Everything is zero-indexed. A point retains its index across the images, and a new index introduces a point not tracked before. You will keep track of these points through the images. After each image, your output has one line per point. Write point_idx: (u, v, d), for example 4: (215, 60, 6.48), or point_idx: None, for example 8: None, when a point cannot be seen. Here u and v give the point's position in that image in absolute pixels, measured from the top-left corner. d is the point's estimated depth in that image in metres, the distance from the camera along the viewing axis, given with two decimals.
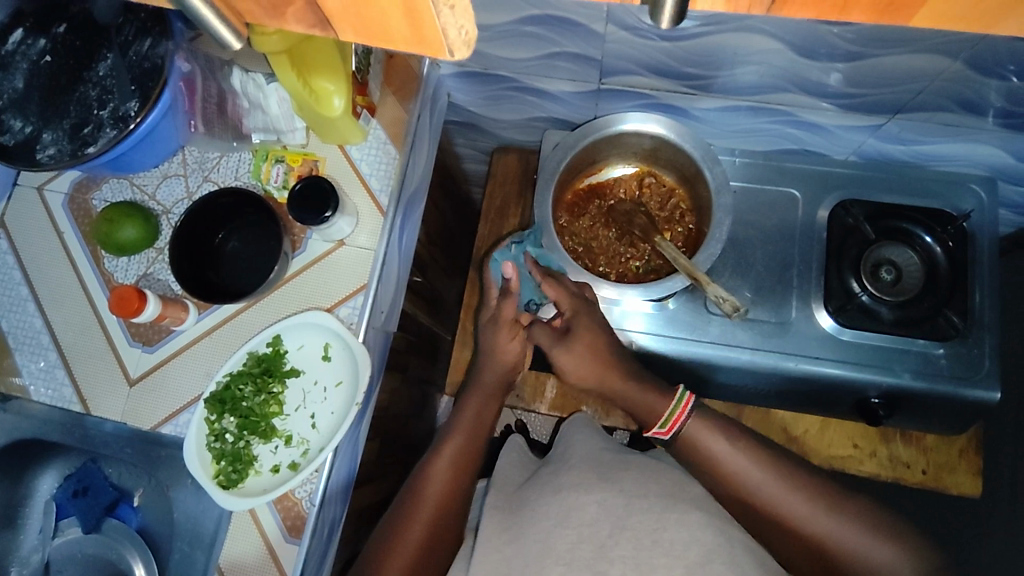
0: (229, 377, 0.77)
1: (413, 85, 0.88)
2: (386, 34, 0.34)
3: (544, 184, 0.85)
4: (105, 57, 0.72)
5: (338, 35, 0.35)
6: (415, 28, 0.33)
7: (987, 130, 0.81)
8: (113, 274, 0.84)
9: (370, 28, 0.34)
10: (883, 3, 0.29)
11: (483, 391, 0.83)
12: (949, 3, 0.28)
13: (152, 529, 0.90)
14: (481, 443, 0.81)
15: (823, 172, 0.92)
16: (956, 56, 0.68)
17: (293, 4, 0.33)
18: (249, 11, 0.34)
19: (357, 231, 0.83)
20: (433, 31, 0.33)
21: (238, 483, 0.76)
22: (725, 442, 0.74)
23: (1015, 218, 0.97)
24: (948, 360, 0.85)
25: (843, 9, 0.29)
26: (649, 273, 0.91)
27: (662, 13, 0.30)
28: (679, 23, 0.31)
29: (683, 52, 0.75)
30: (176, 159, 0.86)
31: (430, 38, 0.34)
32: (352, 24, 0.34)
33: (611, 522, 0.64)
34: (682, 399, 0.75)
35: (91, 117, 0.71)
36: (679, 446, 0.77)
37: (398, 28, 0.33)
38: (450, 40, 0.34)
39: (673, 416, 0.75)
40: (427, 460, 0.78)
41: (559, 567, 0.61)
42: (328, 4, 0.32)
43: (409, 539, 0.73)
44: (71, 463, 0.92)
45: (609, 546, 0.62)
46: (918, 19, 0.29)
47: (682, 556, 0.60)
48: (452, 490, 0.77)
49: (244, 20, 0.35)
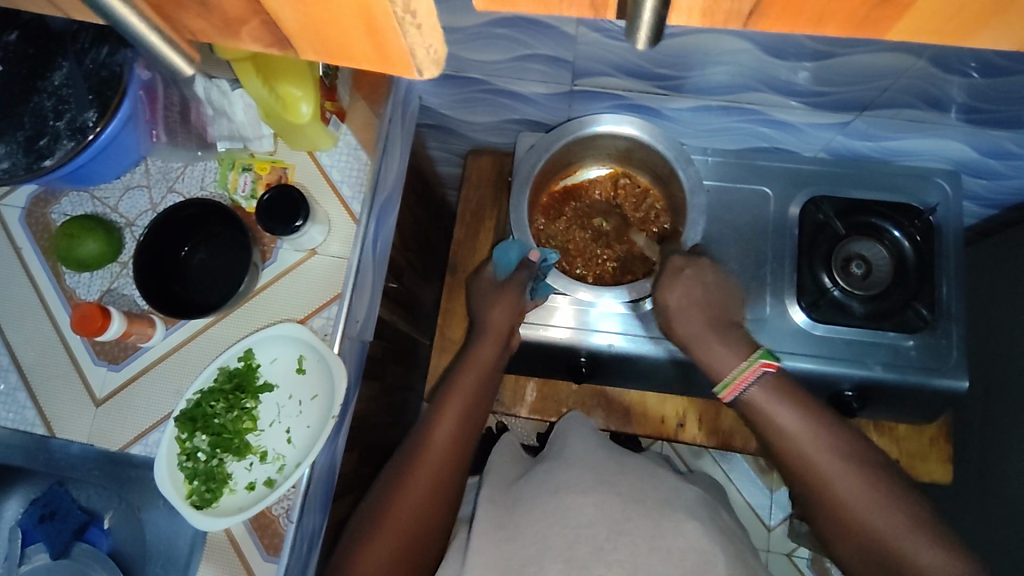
0: (200, 394, 0.75)
1: (384, 89, 0.86)
2: (347, 52, 0.34)
3: (519, 188, 0.85)
4: (59, 65, 0.69)
5: (297, 54, 0.34)
6: (378, 46, 0.32)
7: (951, 126, 0.83)
8: (75, 291, 0.81)
9: (331, 47, 0.33)
10: (858, 14, 0.29)
11: (488, 337, 0.81)
12: (923, 16, 0.28)
13: (123, 551, 0.87)
14: (477, 410, 0.77)
15: (794, 169, 0.93)
16: (920, 53, 0.69)
17: (248, 23, 0.32)
18: (197, 28, 0.32)
19: (328, 239, 0.81)
20: (401, 49, 0.32)
21: (212, 502, 0.74)
22: (800, 417, 0.68)
23: (980, 210, 1.00)
24: (918, 351, 0.86)
25: (818, 22, 0.29)
26: (626, 274, 0.91)
27: (639, 33, 0.30)
28: (656, 41, 0.31)
29: (653, 53, 0.75)
30: (139, 170, 0.83)
31: (396, 56, 0.33)
32: (314, 45, 0.33)
33: (608, 525, 0.62)
34: (753, 364, 0.71)
35: (46, 128, 0.68)
36: (747, 411, 0.71)
37: (360, 46, 0.33)
38: (417, 56, 0.33)
39: (738, 378, 0.71)
40: (421, 437, 0.73)
41: (558, 565, 0.60)
42: (282, 23, 0.31)
43: (391, 534, 0.67)
44: (35, 487, 0.88)
45: (607, 551, 0.60)
46: (895, 31, 0.29)
47: (679, 562, 0.60)
48: (448, 473, 0.72)
49: (193, 38, 0.34)
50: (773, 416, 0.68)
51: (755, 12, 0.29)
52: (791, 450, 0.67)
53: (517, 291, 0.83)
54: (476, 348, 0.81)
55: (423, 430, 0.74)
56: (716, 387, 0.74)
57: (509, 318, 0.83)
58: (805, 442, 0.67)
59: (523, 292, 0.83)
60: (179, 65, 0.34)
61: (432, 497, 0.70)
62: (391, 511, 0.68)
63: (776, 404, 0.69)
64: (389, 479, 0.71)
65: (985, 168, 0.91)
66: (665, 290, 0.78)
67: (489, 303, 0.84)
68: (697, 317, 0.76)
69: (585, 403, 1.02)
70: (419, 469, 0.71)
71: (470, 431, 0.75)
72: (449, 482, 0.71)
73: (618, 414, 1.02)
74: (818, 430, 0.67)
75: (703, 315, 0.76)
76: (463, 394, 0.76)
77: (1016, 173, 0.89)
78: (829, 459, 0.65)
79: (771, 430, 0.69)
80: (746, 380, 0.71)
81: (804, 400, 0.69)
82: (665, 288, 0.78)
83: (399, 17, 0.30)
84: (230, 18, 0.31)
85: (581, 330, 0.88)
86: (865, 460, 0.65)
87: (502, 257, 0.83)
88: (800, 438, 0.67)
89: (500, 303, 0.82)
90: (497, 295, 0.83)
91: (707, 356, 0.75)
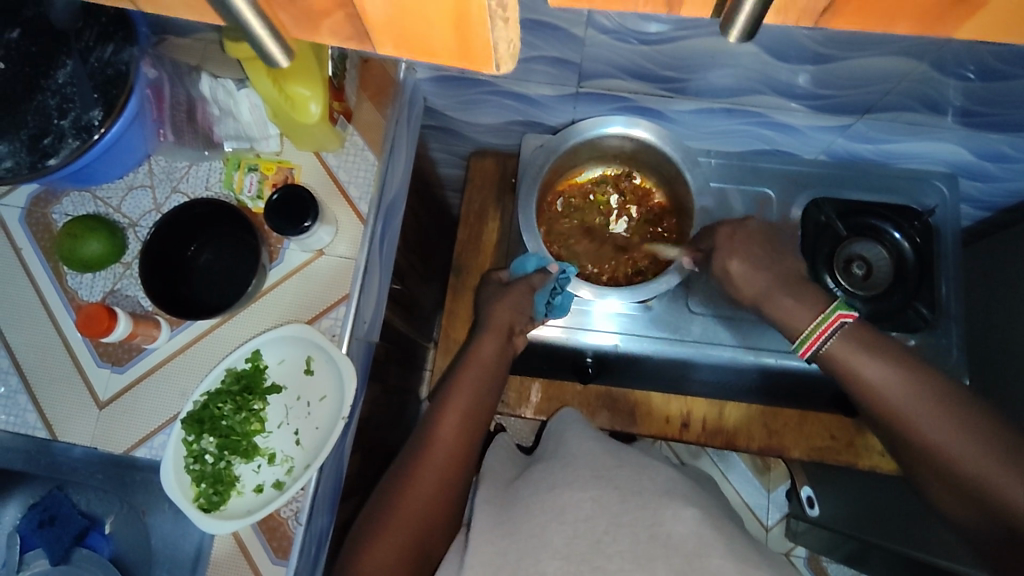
0: (207, 396, 0.74)
1: (390, 90, 0.86)
2: (429, 47, 0.34)
3: (528, 188, 0.85)
4: (63, 63, 0.68)
5: (375, 48, 0.34)
6: (462, 38, 0.32)
7: (948, 129, 0.84)
8: (77, 292, 0.80)
9: (411, 41, 0.33)
10: (935, 12, 0.29)
11: (489, 332, 0.81)
12: (997, 18, 0.29)
13: (124, 556, 0.86)
14: (484, 421, 0.77)
15: (795, 172, 0.95)
16: (922, 58, 0.70)
17: (332, 16, 0.32)
18: (285, 24, 0.32)
19: (336, 240, 0.81)
20: (484, 43, 0.33)
21: (220, 505, 0.73)
22: (882, 357, 0.65)
23: (976, 212, 1.02)
24: (919, 350, 0.87)
25: (889, 22, 0.29)
26: (637, 274, 0.92)
27: (733, 28, 0.31)
28: (746, 39, 0.32)
29: (658, 56, 0.75)
30: (142, 169, 0.82)
31: (479, 48, 0.33)
32: (394, 38, 0.33)
33: (606, 519, 0.62)
34: (827, 320, 0.68)
35: (51, 127, 0.67)
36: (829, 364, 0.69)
37: (444, 42, 0.33)
38: (498, 51, 0.33)
39: (813, 335, 0.69)
40: (427, 431, 0.73)
41: (557, 561, 0.59)
42: (370, 17, 0.31)
43: (395, 541, 0.66)
44: (34, 491, 0.87)
45: (605, 542, 0.60)
46: (963, 31, 0.30)
47: (681, 548, 0.58)
48: (453, 467, 0.72)
49: (290, 36, 0.33)
50: (853, 364, 0.66)
51: (827, 13, 0.30)
52: (872, 395, 0.65)
53: (524, 292, 0.82)
54: (477, 344, 0.80)
55: (425, 435, 0.73)
56: (794, 344, 0.72)
57: (510, 316, 0.82)
58: (886, 386, 0.64)
59: (532, 297, 0.83)
60: (274, 56, 0.34)
61: (437, 498, 0.69)
62: (397, 509, 0.68)
63: (852, 351, 0.66)
64: (394, 476, 0.71)
65: (982, 171, 0.92)
66: (726, 259, 0.77)
67: (494, 299, 0.84)
68: (764, 279, 0.74)
69: (589, 403, 1.02)
70: (425, 463, 0.71)
71: (476, 437, 0.75)
72: (453, 474, 0.71)
73: (622, 413, 1.02)
74: (903, 370, 0.64)
75: (766, 273, 0.75)
76: (469, 389, 0.76)
77: (1011, 175, 0.91)
78: (913, 399, 0.62)
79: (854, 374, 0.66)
80: (821, 337, 0.68)
81: (885, 344, 0.66)
82: (726, 256, 0.76)
83: (491, 10, 0.30)
84: (314, 10, 0.31)
85: (573, 330, 0.88)
86: (954, 398, 0.61)
87: (521, 266, 0.85)
88: (881, 379, 0.64)
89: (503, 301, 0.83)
90: (503, 293, 0.83)
91: (776, 310, 0.73)
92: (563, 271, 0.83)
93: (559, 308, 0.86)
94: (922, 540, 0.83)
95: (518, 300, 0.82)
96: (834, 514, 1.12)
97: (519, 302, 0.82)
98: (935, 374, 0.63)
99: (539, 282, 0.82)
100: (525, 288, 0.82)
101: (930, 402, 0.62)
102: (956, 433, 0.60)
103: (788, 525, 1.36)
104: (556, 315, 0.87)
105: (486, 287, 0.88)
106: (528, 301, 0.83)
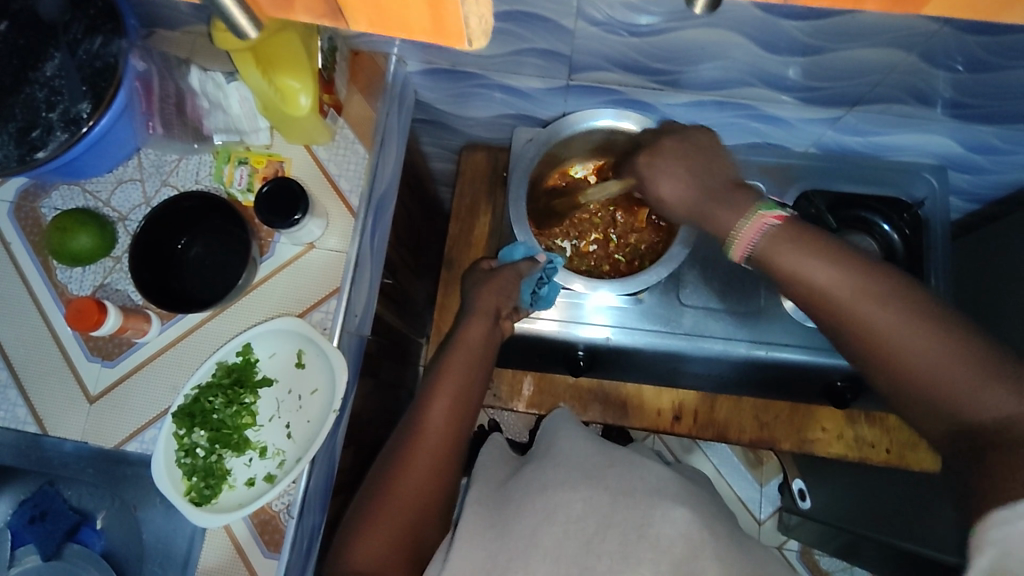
0: (197, 390, 0.74)
1: (379, 82, 0.85)
2: (403, 25, 0.34)
3: (518, 180, 0.85)
4: (51, 56, 0.67)
5: (348, 25, 0.35)
6: (437, 18, 0.33)
7: (937, 121, 0.85)
8: (66, 286, 0.79)
9: (386, 19, 0.34)
10: None
11: (475, 317, 0.81)
12: None
13: (116, 551, 0.86)
14: (472, 412, 0.76)
15: (785, 164, 0.95)
16: (911, 49, 0.71)
17: None
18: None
19: (327, 233, 0.81)
20: (457, 20, 0.34)
21: (211, 499, 0.73)
22: (832, 264, 0.57)
23: (965, 204, 1.03)
24: None
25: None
26: (635, 262, 0.93)
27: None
28: (707, 11, 0.34)
29: (650, 47, 0.76)
30: (132, 163, 0.82)
31: (452, 28, 0.34)
32: (368, 15, 0.34)
33: (596, 519, 0.61)
34: (755, 224, 0.61)
35: (39, 120, 0.67)
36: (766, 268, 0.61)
37: (420, 20, 0.34)
38: (470, 27, 0.35)
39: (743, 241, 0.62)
40: (414, 424, 0.73)
41: (547, 565, 0.60)
42: None
43: (383, 536, 0.66)
44: (25, 487, 0.87)
45: (596, 542, 0.60)
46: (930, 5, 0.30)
47: (668, 552, 0.58)
48: (444, 462, 0.71)
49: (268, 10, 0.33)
50: (803, 266, 0.58)
51: None
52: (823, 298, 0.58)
53: (512, 277, 0.83)
54: (465, 328, 0.81)
55: (414, 429, 0.72)
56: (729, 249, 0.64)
57: (496, 299, 0.83)
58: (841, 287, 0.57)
59: (519, 283, 0.83)
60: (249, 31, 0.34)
61: (428, 492, 0.69)
62: (389, 504, 0.68)
63: (795, 251, 0.59)
64: (383, 471, 0.71)
65: (970, 163, 0.93)
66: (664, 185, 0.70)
67: (481, 289, 0.84)
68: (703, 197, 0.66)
69: (581, 397, 1.02)
70: (414, 457, 0.70)
71: (466, 430, 0.75)
72: (446, 468, 0.71)
73: (614, 406, 1.02)
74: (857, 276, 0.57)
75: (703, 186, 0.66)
76: (459, 380, 0.76)
77: (1001, 167, 0.92)
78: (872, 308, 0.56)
79: (807, 288, 0.59)
80: (755, 237, 0.61)
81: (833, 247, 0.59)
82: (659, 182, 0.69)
83: None
84: None
85: (567, 322, 0.88)
86: (905, 293, 0.56)
87: (509, 255, 0.86)
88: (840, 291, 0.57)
89: (492, 292, 0.83)
90: (490, 283, 0.84)
91: None
92: (550, 261, 0.83)
93: (543, 300, 0.85)
94: (927, 536, 0.84)
95: (508, 290, 0.83)
96: (825, 507, 1.13)
97: (505, 294, 0.83)
98: (892, 271, 0.57)
99: (526, 268, 0.83)
100: (512, 274, 0.83)
101: (883, 301, 0.56)
102: (913, 331, 0.54)
103: (781, 519, 1.37)
104: (541, 307, 0.87)
105: (474, 274, 0.88)
106: (515, 288, 0.83)
